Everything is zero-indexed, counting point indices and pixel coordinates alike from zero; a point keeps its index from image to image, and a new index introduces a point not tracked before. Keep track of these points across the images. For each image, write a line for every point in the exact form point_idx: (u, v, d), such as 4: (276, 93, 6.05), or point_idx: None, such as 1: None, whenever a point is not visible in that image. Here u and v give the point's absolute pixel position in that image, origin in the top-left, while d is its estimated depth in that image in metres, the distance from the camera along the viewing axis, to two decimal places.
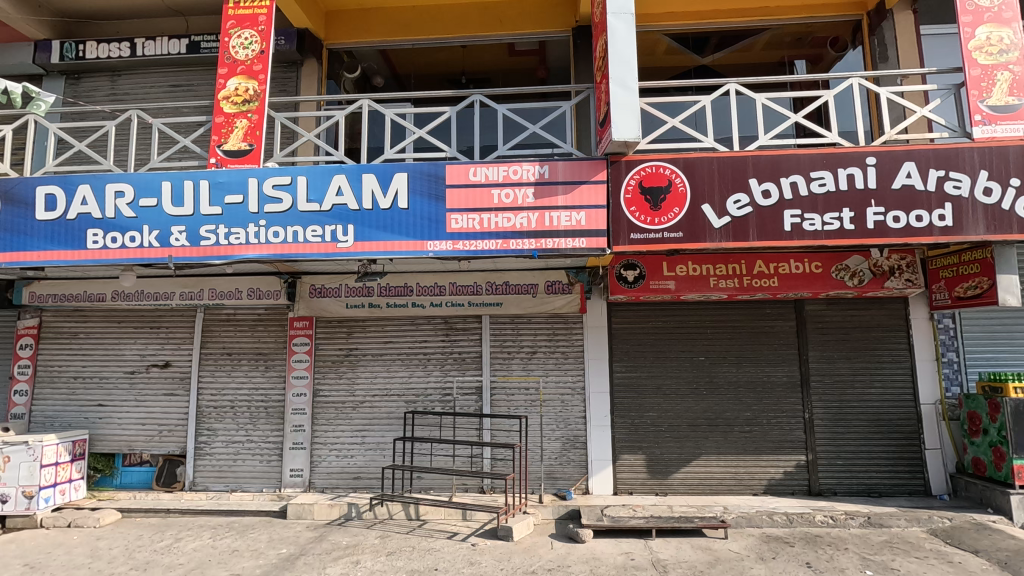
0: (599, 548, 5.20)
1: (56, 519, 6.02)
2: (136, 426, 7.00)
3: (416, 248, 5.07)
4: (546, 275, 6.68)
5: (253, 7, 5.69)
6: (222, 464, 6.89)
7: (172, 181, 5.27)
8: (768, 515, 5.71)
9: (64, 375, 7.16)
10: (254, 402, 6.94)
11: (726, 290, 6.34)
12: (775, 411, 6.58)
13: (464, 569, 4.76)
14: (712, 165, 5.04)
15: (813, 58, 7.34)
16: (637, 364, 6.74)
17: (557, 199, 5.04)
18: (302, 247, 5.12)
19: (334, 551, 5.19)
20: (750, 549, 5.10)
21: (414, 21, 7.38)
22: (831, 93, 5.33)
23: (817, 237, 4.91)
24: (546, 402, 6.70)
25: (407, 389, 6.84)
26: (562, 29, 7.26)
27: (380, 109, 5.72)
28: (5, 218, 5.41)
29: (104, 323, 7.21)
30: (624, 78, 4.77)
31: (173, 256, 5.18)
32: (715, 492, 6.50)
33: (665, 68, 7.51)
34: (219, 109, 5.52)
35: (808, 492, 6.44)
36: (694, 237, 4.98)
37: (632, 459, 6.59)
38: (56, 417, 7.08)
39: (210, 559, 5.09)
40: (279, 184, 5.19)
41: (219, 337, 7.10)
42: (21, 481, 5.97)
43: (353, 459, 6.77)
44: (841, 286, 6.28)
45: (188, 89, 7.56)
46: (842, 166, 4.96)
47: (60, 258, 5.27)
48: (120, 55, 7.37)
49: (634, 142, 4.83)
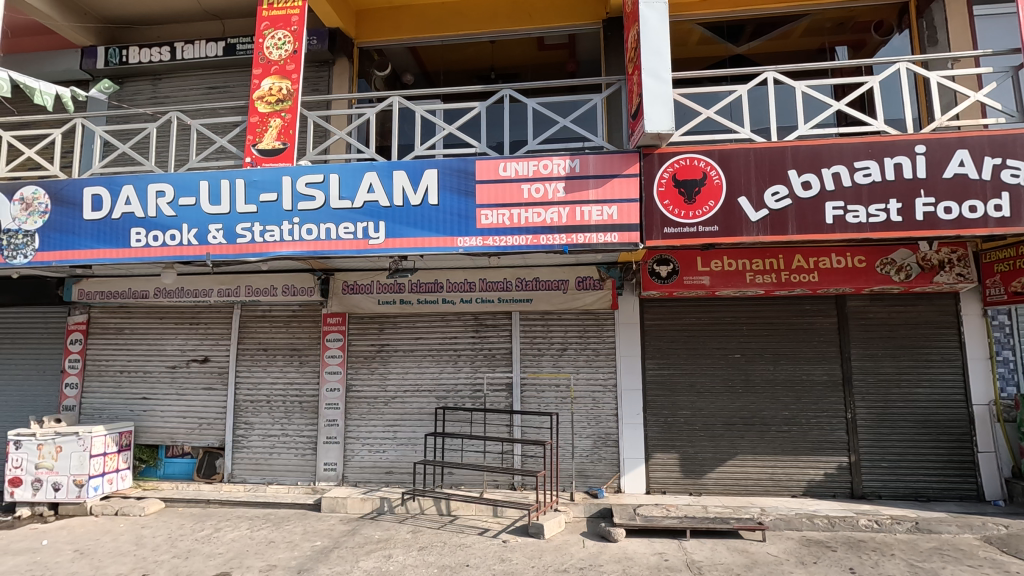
0: (632, 547, 5.12)
1: (104, 507, 6.27)
2: (177, 419, 7.23)
3: (447, 244, 5.06)
4: (576, 271, 6.63)
5: (287, 8, 5.79)
6: (259, 457, 7.06)
7: (209, 180, 5.38)
8: (809, 518, 5.54)
9: (110, 369, 7.44)
10: (289, 397, 7.09)
11: (762, 286, 6.14)
12: (815, 410, 6.36)
13: (495, 566, 4.74)
14: (749, 157, 4.88)
15: (855, 44, 7.09)
16: (671, 361, 6.61)
17: (588, 193, 4.97)
18: (334, 244, 5.17)
19: (367, 545, 5.25)
20: (789, 553, 4.93)
21: (443, 18, 7.37)
22: (877, 78, 5.07)
23: (861, 230, 4.70)
24: (577, 400, 6.65)
25: (437, 385, 6.87)
26: (593, 21, 7.16)
27: (410, 106, 5.70)
28: (56, 218, 5.62)
29: (147, 318, 7.46)
30: (656, 69, 4.66)
31: (211, 254, 5.31)
32: (751, 494, 6.34)
33: (697, 58, 7.33)
34: (254, 109, 5.63)
35: (851, 495, 6.21)
36: (729, 231, 4.82)
37: (665, 458, 6.48)
38: (105, 409, 7.37)
39: (248, 550, 5.21)
40: (312, 182, 5.25)
41: (256, 332, 7.27)
42: (72, 470, 6.26)
43: (385, 453, 6.84)
44: (886, 281, 6.01)
45: (224, 91, 7.74)
46: (889, 154, 4.73)
47: (106, 257, 5.46)
48: (160, 59, 7.61)
49: (668, 135, 4.69)
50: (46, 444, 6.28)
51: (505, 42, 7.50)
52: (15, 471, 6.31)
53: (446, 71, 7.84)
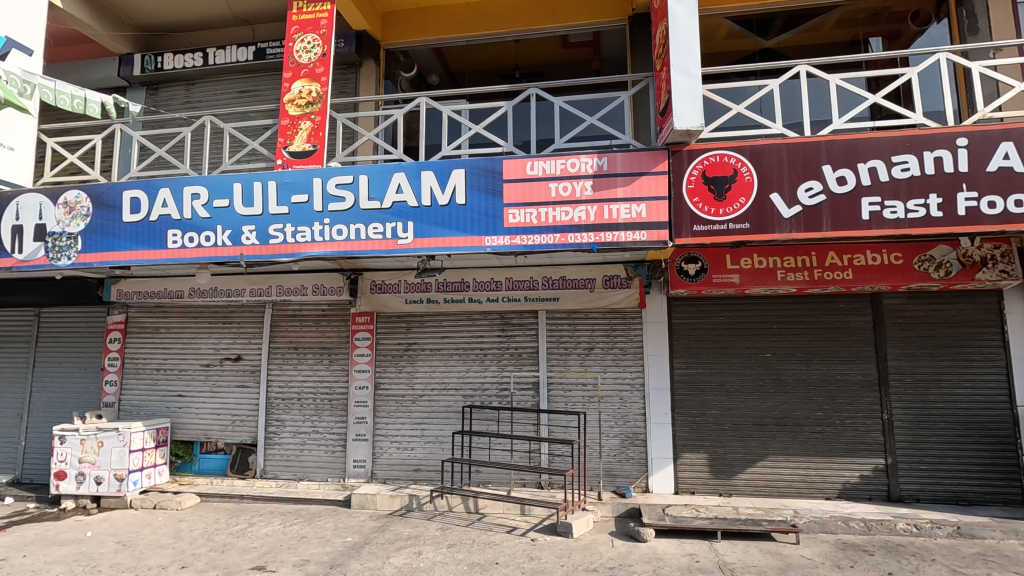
0: (661, 547, 5.08)
1: (143, 500, 6.48)
2: (211, 416, 7.41)
3: (475, 244, 5.08)
4: (604, 269, 6.60)
5: (315, 12, 5.88)
6: (290, 454, 7.19)
7: (242, 182, 5.49)
8: (844, 520, 5.41)
9: (147, 367, 7.66)
10: (320, 395, 7.21)
11: (794, 284, 6.02)
12: (849, 410, 6.22)
13: (524, 565, 4.74)
14: (782, 152, 4.79)
15: (890, 34, 6.95)
16: (699, 361, 6.53)
17: (616, 191, 4.93)
18: (364, 245, 5.24)
19: (397, 541, 5.32)
20: (824, 557, 4.83)
21: (468, 18, 7.40)
22: (915, 70, 4.92)
23: (899, 226, 4.59)
24: (604, 399, 6.62)
25: (464, 383, 6.91)
26: (617, 18, 7.14)
27: (437, 106, 5.72)
28: (97, 221, 5.79)
29: (182, 318, 7.67)
30: (686, 65, 4.60)
31: (244, 254, 5.42)
32: (783, 495, 6.23)
33: (725, 53, 7.21)
34: (285, 112, 5.73)
35: (887, 498, 6.07)
36: (761, 228, 4.74)
37: (694, 458, 6.41)
38: (142, 406, 7.59)
39: (282, 544, 5.32)
40: (342, 183, 5.32)
41: (287, 331, 7.41)
42: (113, 464, 6.49)
43: (413, 451, 6.91)
44: (924, 279, 5.84)
45: (255, 94, 7.89)
46: (928, 148, 4.60)
47: (144, 258, 5.62)
48: (194, 65, 7.82)
49: (698, 131, 4.63)
50: (89, 439, 6.52)
51: (529, 41, 7.50)
52: (60, 465, 6.55)
53: (471, 71, 7.85)
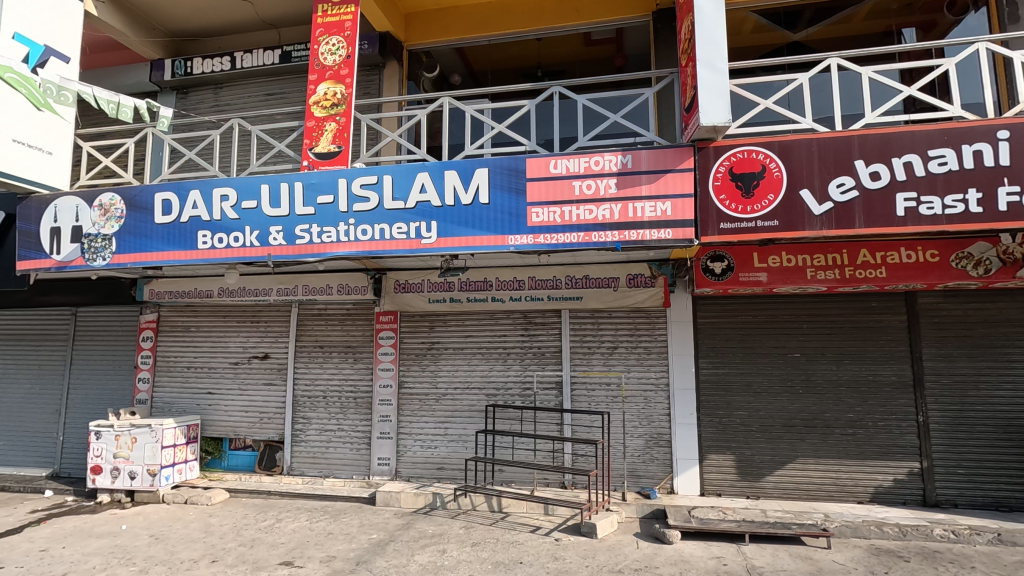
0: (688, 550, 5.02)
1: (175, 495, 6.64)
2: (240, 413, 7.55)
3: (498, 242, 5.07)
4: (627, 268, 6.54)
5: (339, 15, 5.94)
6: (316, 450, 7.29)
7: (269, 184, 5.58)
8: (878, 525, 5.27)
9: (178, 365, 7.84)
10: (345, 393, 7.29)
11: (825, 282, 5.88)
12: (882, 412, 6.05)
13: (549, 565, 4.72)
14: (812, 147, 4.68)
15: (925, 24, 6.71)
16: (725, 360, 6.43)
17: (641, 188, 4.88)
18: (388, 244, 5.28)
19: (421, 539, 5.35)
20: (857, 562, 4.71)
21: (491, 18, 7.41)
22: (953, 61, 4.75)
23: (936, 223, 4.43)
24: (628, 399, 6.55)
25: (487, 382, 6.92)
26: (641, 14, 7.06)
27: (460, 106, 5.73)
28: (130, 222, 5.94)
29: (212, 317, 7.84)
30: (712, 60, 4.53)
31: (272, 254, 5.50)
32: (813, 499, 6.09)
33: (752, 47, 7.07)
34: (310, 113, 5.80)
35: (922, 503, 5.89)
36: (791, 226, 4.64)
37: (720, 459, 6.31)
38: (174, 403, 7.77)
39: (308, 540, 5.39)
40: (367, 183, 5.37)
41: (313, 331, 7.51)
42: (146, 459, 6.66)
43: (437, 449, 6.94)
44: (962, 277, 5.65)
45: (281, 97, 8.01)
46: (967, 141, 4.45)
47: (175, 258, 5.76)
48: (222, 69, 7.98)
49: (725, 127, 4.54)
50: (123, 435, 6.70)
51: (552, 39, 7.45)
52: (96, 460, 6.74)
53: (493, 71, 7.83)
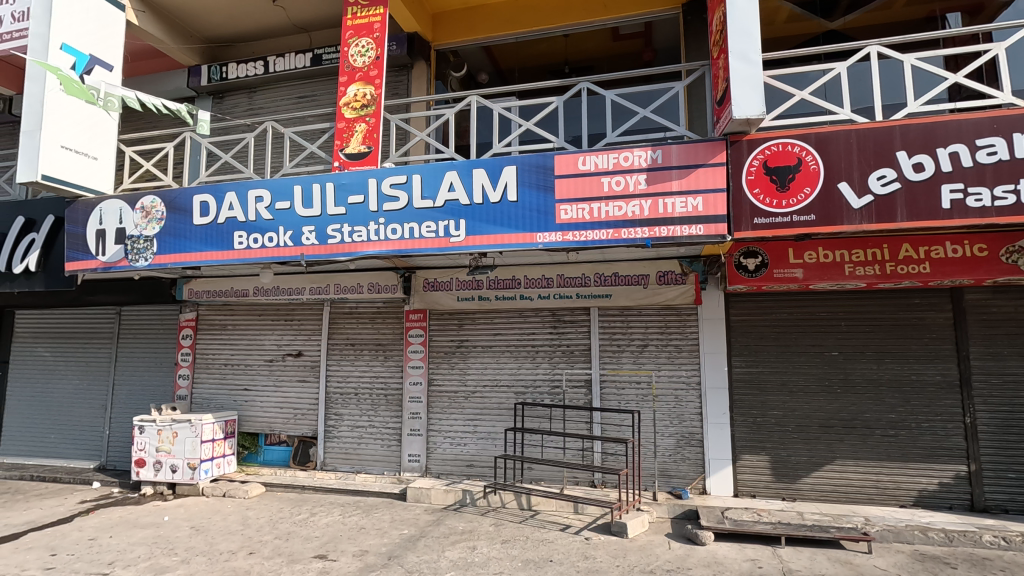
0: (721, 551, 4.93)
1: (214, 488, 6.87)
2: (275, 409, 7.74)
3: (526, 240, 5.05)
4: (657, 265, 6.45)
5: (368, 16, 6.01)
6: (348, 447, 7.41)
7: (302, 185, 5.69)
8: (922, 530, 5.08)
9: (216, 362, 8.08)
10: (375, 390, 7.40)
11: (864, 278, 5.69)
12: (926, 413, 5.82)
13: (579, 564, 4.69)
14: (851, 138, 4.53)
15: (971, 8, 6.41)
16: (759, 359, 6.29)
17: (671, 184, 4.80)
18: (417, 243, 5.33)
19: (452, 535, 5.39)
20: (900, 568, 4.56)
21: (518, 15, 7.39)
22: (1002, 46, 4.54)
23: (985, 215, 4.24)
24: (659, 398, 6.47)
25: (517, 380, 6.92)
26: (670, 7, 6.97)
27: (487, 105, 5.72)
28: (170, 224, 6.13)
29: (247, 316, 8.05)
30: (745, 51, 4.43)
31: (305, 253, 5.61)
32: (853, 502, 5.91)
33: (784, 37, 6.91)
34: (341, 115, 5.89)
35: (970, 508, 5.66)
36: (829, 220, 4.49)
37: (754, 459, 6.18)
38: (212, 399, 8.02)
39: (342, 535, 5.48)
40: (396, 183, 5.42)
41: (344, 329, 7.63)
42: (187, 454, 6.88)
43: (466, 446, 6.98)
44: (1012, 272, 5.38)
45: (312, 99, 8.16)
46: (1018, 129, 4.24)
47: (213, 258, 5.93)
48: (255, 73, 8.19)
49: (758, 120, 4.43)
50: (165, 429, 6.93)
51: (579, 35, 7.41)
52: (140, 453, 7.00)
53: (520, 68, 7.86)
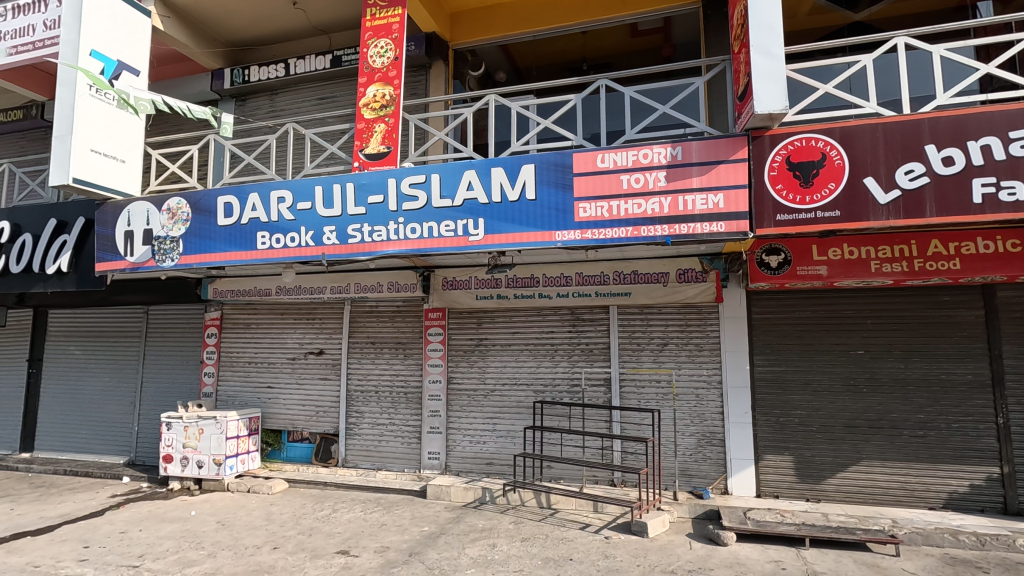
0: (743, 552, 4.87)
1: (239, 484, 7.01)
2: (297, 406, 7.85)
3: (545, 239, 5.05)
4: (677, 262, 6.39)
5: (388, 17, 6.05)
6: (369, 444, 7.50)
7: (323, 185, 5.75)
8: (952, 533, 4.96)
9: (240, 360, 8.23)
10: (395, 388, 7.46)
11: (891, 275, 5.56)
12: (956, 414, 5.68)
13: (598, 563, 4.68)
14: (877, 132, 4.43)
15: None
16: (782, 358, 6.19)
17: (691, 181, 4.75)
18: (437, 242, 5.36)
19: (472, 533, 5.42)
20: (929, 571, 4.45)
21: (536, 13, 7.36)
22: None
23: (1019, 209, 4.12)
24: (679, 396, 6.41)
25: (536, 379, 6.92)
26: (689, 2, 6.86)
27: (506, 103, 5.72)
28: (195, 225, 6.26)
29: (270, 315, 8.18)
30: (767, 45, 4.36)
31: (326, 253, 5.69)
32: (880, 504, 5.80)
33: (807, 29, 6.79)
34: (361, 116, 5.95)
35: (1003, 511, 5.50)
36: (854, 216, 4.40)
37: (777, 460, 6.09)
38: (236, 396, 8.17)
39: (363, 531, 5.55)
40: (415, 183, 5.46)
41: (365, 328, 7.72)
42: (212, 450, 7.03)
43: (486, 444, 7.00)
44: None
45: (332, 101, 8.25)
46: None
47: (237, 258, 6.04)
48: (277, 75, 8.32)
49: (781, 115, 4.35)
50: (191, 426, 7.10)
51: (597, 31, 7.36)
52: (167, 449, 7.17)
53: (537, 66, 7.83)
